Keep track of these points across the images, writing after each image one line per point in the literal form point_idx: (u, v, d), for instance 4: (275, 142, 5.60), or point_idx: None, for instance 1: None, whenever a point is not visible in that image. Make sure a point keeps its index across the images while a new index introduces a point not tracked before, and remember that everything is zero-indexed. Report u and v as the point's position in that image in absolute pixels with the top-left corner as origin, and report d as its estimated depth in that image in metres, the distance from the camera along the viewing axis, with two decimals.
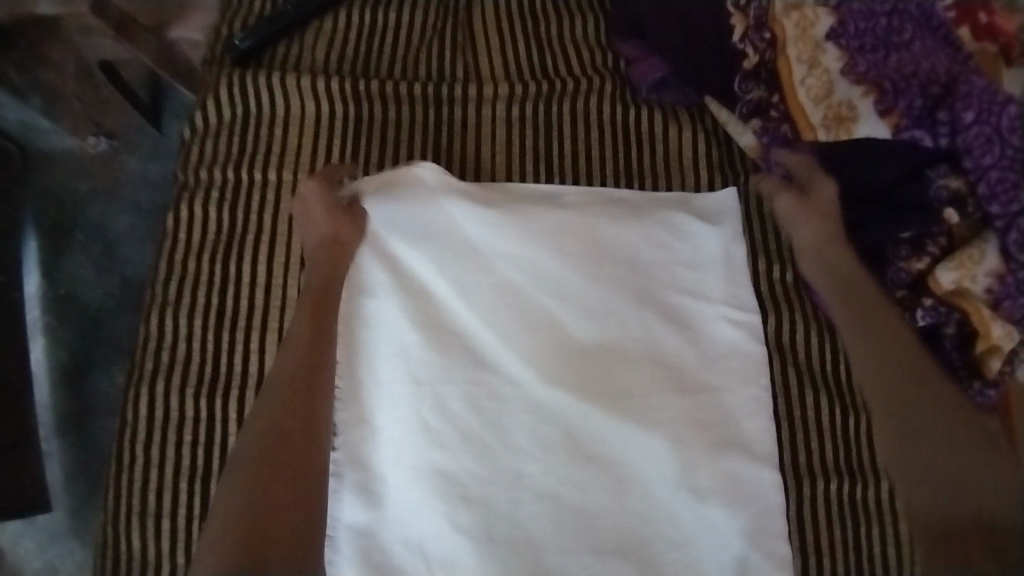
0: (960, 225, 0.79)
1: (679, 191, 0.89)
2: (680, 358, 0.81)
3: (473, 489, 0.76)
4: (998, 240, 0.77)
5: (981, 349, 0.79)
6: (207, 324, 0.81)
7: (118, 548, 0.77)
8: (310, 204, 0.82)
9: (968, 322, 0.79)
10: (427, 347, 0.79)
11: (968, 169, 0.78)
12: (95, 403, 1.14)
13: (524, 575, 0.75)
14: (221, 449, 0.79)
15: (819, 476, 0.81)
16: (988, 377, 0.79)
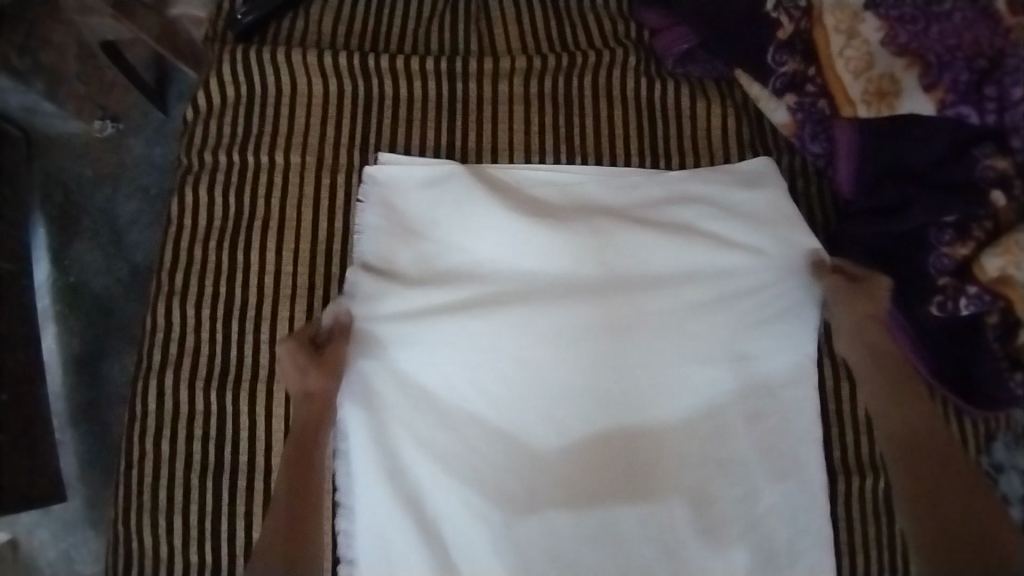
0: (1009, 208, 0.70)
1: (714, 168, 0.84)
2: (717, 346, 0.76)
3: (494, 481, 0.74)
4: None
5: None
6: (216, 313, 0.78)
7: (130, 545, 0.76)
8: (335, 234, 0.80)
9: (1012, 312, 0.72)
10: (442, 342, 0.74)
11: (1016, 149, 0.68)
12: (106, 393, 1.13)
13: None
14: (232, 444, 0.76)
15: (856, 474, 0.79)
16: None
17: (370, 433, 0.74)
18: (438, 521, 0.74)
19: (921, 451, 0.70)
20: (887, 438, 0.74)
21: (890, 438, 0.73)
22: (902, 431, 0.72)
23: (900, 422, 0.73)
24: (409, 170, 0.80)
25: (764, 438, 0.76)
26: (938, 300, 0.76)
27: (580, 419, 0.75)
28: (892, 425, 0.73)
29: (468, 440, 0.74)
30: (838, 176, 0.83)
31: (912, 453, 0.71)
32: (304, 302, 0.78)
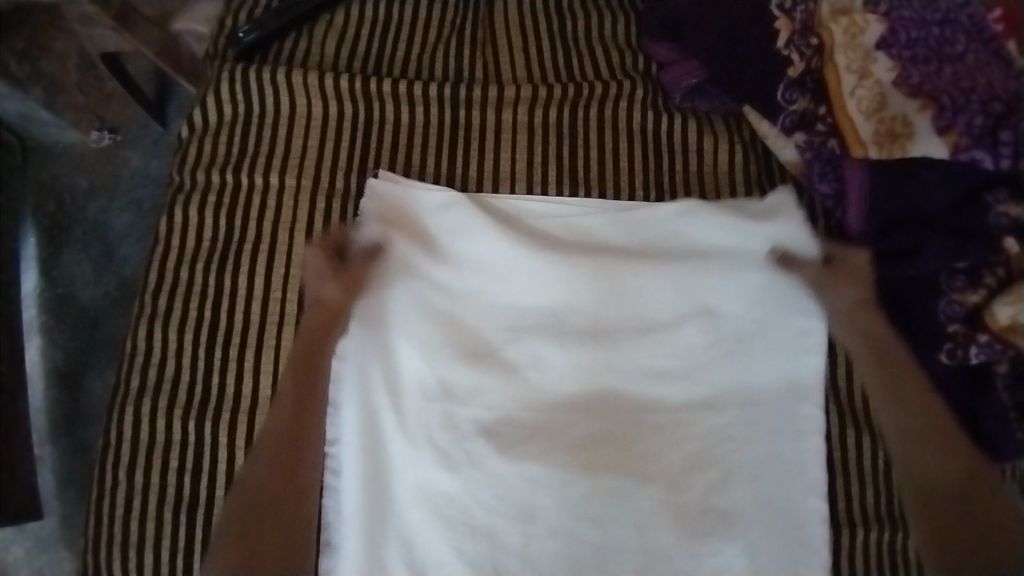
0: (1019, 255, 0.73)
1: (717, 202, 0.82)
2: (715, 390, 0.75)
3: (485, 524, 0.71)
4: None
5: None
6: (199, 338, 0.75)
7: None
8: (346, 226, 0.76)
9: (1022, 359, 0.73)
10: (446, 369, 0.73)
11: None
12: (87, 409, 1.09)
13: None
14: (209, 476, 0.72)
15: (861, 525, 0.76)
16: None
17: (363, 473, 0.72)
18: (425, 564, 0.71)
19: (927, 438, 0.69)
20: (895, 424, 0.71)
21: (900, 426, 0.70)
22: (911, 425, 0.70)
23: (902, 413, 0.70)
24: (409, 195, 0.78)
25: (764, 487, 0.73)
26: (947, 347, 0.74)
27: (575, 461, 0.73)
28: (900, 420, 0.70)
29: (458, 478, 0.71)
30: (848, 219, 0.78)
31: (921, 440, 0.69)
32: (291, 330, 0.75)
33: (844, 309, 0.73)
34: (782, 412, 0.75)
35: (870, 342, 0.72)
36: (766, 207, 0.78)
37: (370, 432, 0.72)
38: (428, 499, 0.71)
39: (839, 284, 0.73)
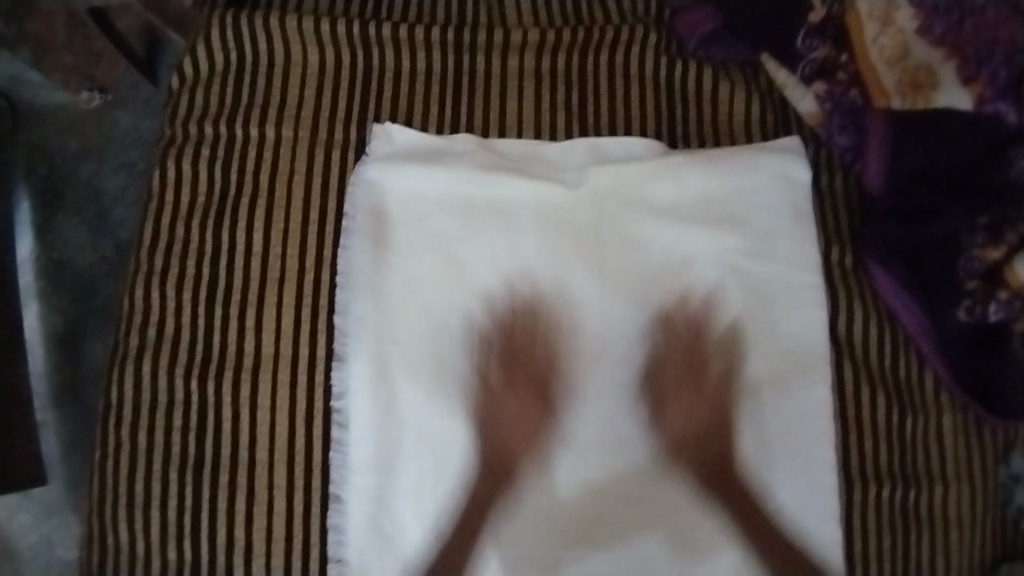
0: None
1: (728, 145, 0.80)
2: (726, 339, 0.74)
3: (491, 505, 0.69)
4: None
5: None
6: (198, 299, 0.71)
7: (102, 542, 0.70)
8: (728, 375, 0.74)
9: None
10: (460, 316, 0.71)
11: None
12: (88, 378, 1.12)
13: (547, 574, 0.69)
14: (214, 438, 0.70)
15: (872, 481, 0.77)
16: None
17: (374, 424, 0.69)
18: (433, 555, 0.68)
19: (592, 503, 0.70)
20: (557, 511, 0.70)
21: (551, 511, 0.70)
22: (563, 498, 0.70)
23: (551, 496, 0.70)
24: (419, 142, 0.75)
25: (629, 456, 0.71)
26: (966, 305, 0.75)
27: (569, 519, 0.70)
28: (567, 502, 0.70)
29: (497, 385, 0.71)
30: (868, 172, 0.77)
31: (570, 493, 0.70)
32: (293, 288, 0.71)
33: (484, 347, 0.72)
34: (786, 379, 0.74)
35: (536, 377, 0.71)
36: (781, 156, 0.77)
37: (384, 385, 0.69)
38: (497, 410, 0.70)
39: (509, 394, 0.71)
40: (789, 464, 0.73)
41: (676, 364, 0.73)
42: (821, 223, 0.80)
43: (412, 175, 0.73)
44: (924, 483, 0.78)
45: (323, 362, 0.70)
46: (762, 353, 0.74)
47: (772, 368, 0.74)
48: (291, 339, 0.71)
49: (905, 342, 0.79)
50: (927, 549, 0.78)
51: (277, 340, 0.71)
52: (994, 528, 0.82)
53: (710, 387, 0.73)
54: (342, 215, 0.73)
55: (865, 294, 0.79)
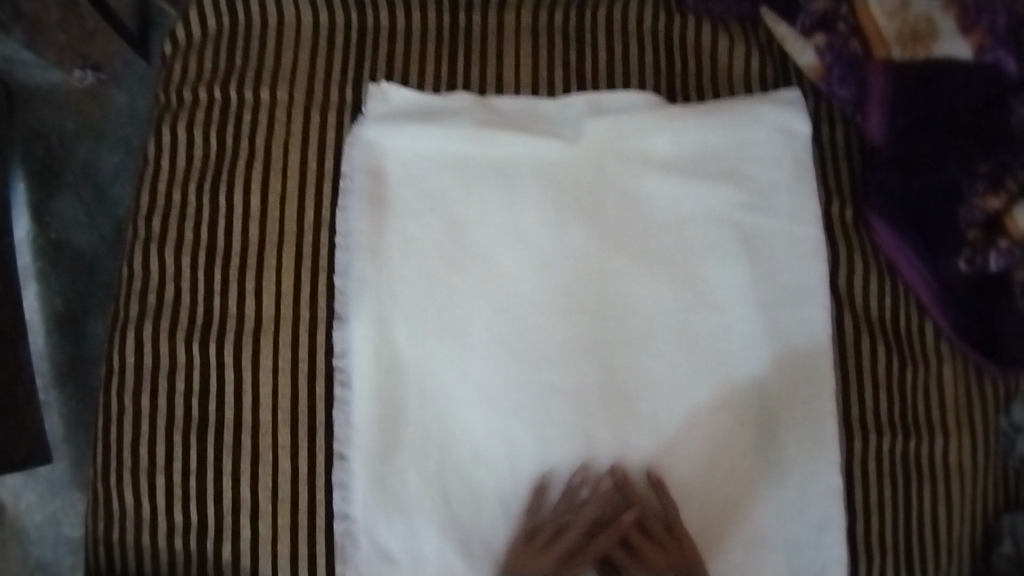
0: None
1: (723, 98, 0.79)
2: (725, 292, 0.75)
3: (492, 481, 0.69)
4: None
5: None
6: (198, 262, 0.71)
7: (100, 511, 0.68)
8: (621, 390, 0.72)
9: None
10: (461, 274, 0.71)
11: None
12: (90, 357, 1.12)
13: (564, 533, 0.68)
14: (215, 401, 0.69)
15: (871, 431, 0.78)
16: None
17: (377, 382, 0.69)
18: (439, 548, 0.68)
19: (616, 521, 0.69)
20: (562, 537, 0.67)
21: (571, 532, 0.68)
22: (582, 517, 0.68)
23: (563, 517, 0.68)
24: (416, 101, 0.74)
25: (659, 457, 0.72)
26: (966, 254, 0.76)
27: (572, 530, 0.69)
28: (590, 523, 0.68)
29: (603, 354, 0.72)
30: (869, 124, 0.78)
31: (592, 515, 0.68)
32: (293, 249, 0.71)
33: (581, 318, 0.73)
34: (783, 331, 0.75)
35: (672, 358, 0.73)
36: (779, 108, 0.76)
37: (388, 344, 0.69)
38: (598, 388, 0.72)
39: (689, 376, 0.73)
40: (789, 415, 0.74)
41: (634, 389, 0.72)
42: (821, 177, 0.80)
43: (410, 134, 0.73)
44: (924, 434, 0.79)
45: (325, 322, 0.70)
46: (762, 305, 0.75)
47: (767, 369, 0.74)
48: (291, 301, 0.70)
49: (905, 294, 0.80)
50: (928, 499, 0.79)
51: (278, 301, 0.70)
52: (994, 479, 0.83)
53: (676, 403, 0.73)
54: (340, 175, 0.73)
55: (866, 248, 0.80)
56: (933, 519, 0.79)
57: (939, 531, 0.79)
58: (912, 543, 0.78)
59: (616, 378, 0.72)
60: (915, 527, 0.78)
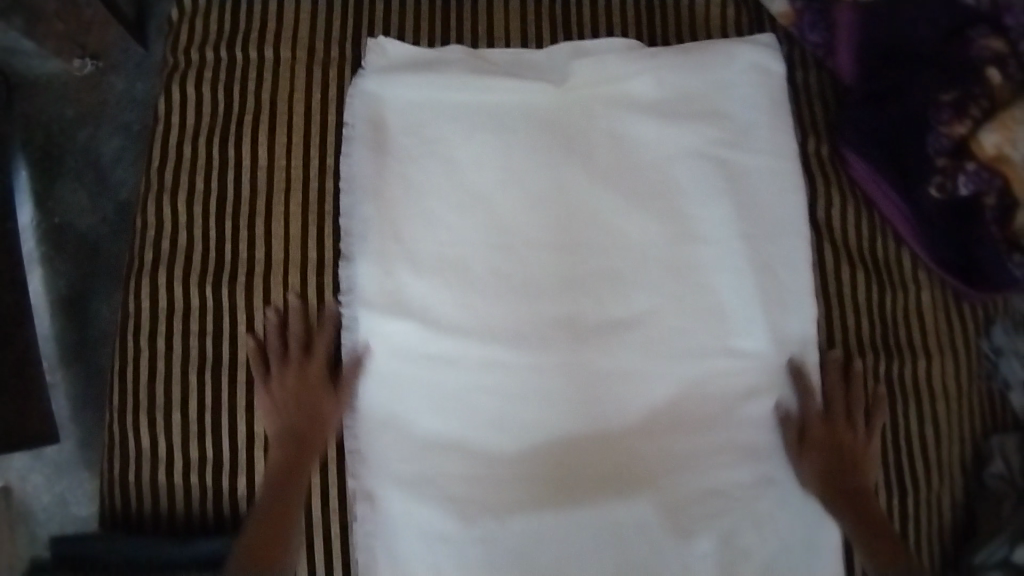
0: (1003, 85, 0.77)
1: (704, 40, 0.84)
2: (708, 223, 0.78)
3: (490, 425, 0.72)
4: None
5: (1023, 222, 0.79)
6: (208, 210, 0.74)
7: (116, 452, 0.70)
8: (625, 343, 0.75)
9: (1009, 191, 0.78)
10: (459, 213, 0.75)
11: (1009, 27, 0.79)
12: (97, 336, 1.12)
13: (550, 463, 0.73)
14: (230, 341, 0.72)
15: (856, 353, 0.81)
16: None
17: (382, 315, 0.72)
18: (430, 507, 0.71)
19: (576, 468, 0.73)
20: (527, 482, 0.72)
21: (536, 474, 0.72)
22: (549, 460, 0.73)
23: (538, 462, 0.73)
24: (413, 53, 0.78)
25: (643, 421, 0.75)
26: (937, 181, 0.78)
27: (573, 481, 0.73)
28: (558, 466, 0.73)
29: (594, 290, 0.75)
30: (839, 63, 0.84)
31: (560, 462, 0.73)
32: (300, 195, 0.75)
33: (575, 254, 0.76)
34: (765, 260, 0.78)
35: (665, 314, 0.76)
36: (756, 50, 0.81)
37: (389, 281, 0.72)
38: (598, 337, 0.74)
39: (685, 337, 0.76)
40: (772, 341, 0.77)
41: (633, 342, 0.75)
42: (797, 115, 0.85)
43: (408, 83, 0.77)
44: (907, 356, 0.82)
45: (331, 263, 0.74)
46: (745, 235, 0.78)
47: (753, 305, 0.77)
48: (300, 244, 0.74)
49: (881, 223, 0.85)
50: (913, 417, 0.82)
51: (286, 244, 0.74)
52: (980, 400, 0.86)
53: (670, 365, 0.75)
54: (341, 125, 0.77)
55: (844, 182, 0.84)
56: (920, 437, 0.82)
57: (925, 446, 0.82)
58: (900, 459, 0.82)
59: (614, 324, 0.75)
60: (902, 444, 0.82)
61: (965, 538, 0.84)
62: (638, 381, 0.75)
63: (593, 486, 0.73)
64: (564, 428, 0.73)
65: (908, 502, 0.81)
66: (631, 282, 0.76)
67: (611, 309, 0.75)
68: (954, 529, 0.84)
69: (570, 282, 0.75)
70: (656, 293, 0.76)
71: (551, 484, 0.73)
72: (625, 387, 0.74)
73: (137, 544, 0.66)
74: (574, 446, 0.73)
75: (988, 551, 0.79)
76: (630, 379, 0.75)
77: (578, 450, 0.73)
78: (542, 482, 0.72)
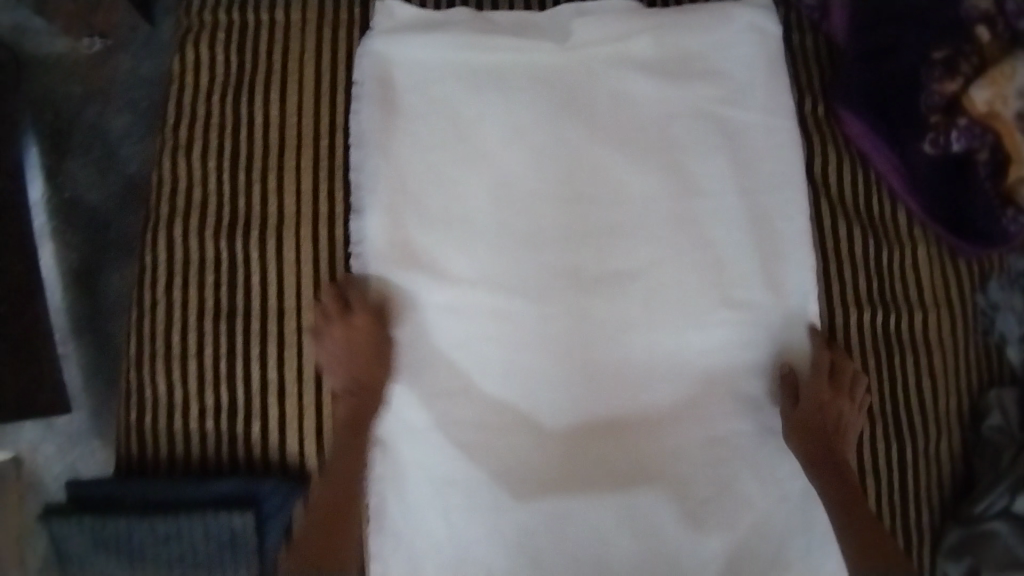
0: (992, 44, 0.82)
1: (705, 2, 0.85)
2: (706, 177, 0.80)
3: (496, 384, 0.74)
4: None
5: (1013, 177, 0.83)
6: (223, 165, 0.76)
7: (130, 399, 0.72)
8: (641, 317, 0.77)
9: (1001, 146, 0.82)
10: (465, 168, 0.77)
11: None
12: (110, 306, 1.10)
13: (555, 418, 0.75)
14: (244, 291, 0.74)
15: (854, 307, 0.83)
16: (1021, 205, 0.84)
17: (392, 265, 0.74)
18: (448, 475, 0.73)
19: (588, 440, 0.75)
20: (542, 454, 0.75)
21: (550, 445, 0.75)
22: (563, 430, 0.75)
23: (552, 433, 0.75)
24: (418, 15, 0.80)
25: (656, 395, 0.76)
26: (930, 137, 0.81)
27: (579, 444, 0.75)
28: (571, 439, 0.75)
29: (597, 242, 0.77)
30: (833, 26, 0.86)
31: (573, 433, 0.75)
32: (311, 152, 0.77)
33: (579, 212, 0.78)
34: (760, 213, 0.80)
35: (676, 279, 0.78)
36: (753, 11, 0.83)
37: (399, 233, 0.74)
38: (619, 304, 0.77)
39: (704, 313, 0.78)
40: (770, 293, 0.79)
41: (640, 301, 0.77)
42: (793, 76, 0.87)
43: (414, 43, 0.79)
44: (903, 309, 0.84)
45: (341, 216, 0.76)
46: (744, 190, 0.80)
47: (753, 256, 0.79)
48: (311, 198, 0.76)
49: (876, 181, 0.86)
50: (912, 370, 0.83)
51: (298, 199, 0.76)
52: (977, 355, 0.87)
53: (685, 340, 0.77)
54: (350, 84, 0.79)
55: (840, 141, 0.86)
56: (919, 390, 0.83)
57: (925, 397, 0.83)
58: (898, 409, 0.83)
59: (632, 292, 0.77)
60: (900, 395, 0.83)
61: (964, 491, 0.84)
62: (654, 353, 0.77)
63: (603, 458, 0.75)
64: (578, 399, 0.75)
65: (907, 452, 0.82)
66: (642, 254, 0.78)
67: (628, 278, 0.77)
68: (954, 482, 0.84)
69: (575, 234, 0.77)
70: (678, 263, 0.78)
71: (562, 455, 0.75)
72: (639, 359, 0.76)
73: (153, 487, 0.67)
74: (587, 415, 0.75)
75: (988, 501, 0.80)
76: (646, 347, 0.77)
77: (591, 420, 0.75)
78: (556, 451, 0.75)
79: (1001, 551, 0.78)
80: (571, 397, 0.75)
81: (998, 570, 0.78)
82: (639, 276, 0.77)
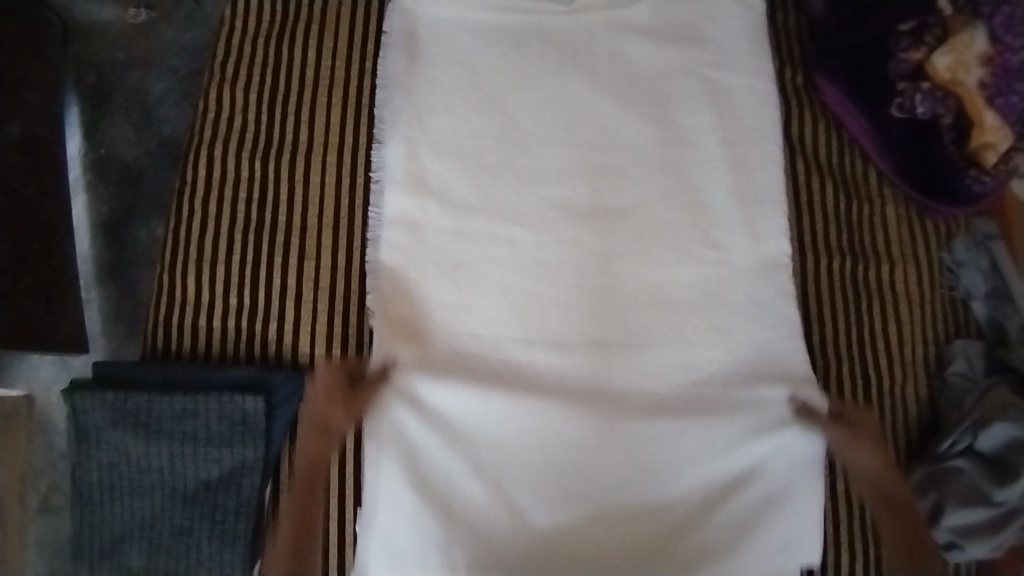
0: (954, 16, 0.88)
1: None
2: (691, 127, 0.87)
3: (494, 313, 0.79)
4: (984, 27, 0.87)
5: (976, 144, 0.89)
6: (262, 98, 0.85)
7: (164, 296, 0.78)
8: (643, 280, 0.82)
9: (964, 112, 0.88)
10: (475, 109, 0.84)
11: None
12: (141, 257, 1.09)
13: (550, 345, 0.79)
14: (273, 209, 0.81)
15: (824, 255, 0.89)
16: (985, 167, 0.89)
17: (405, 190, 0.80)
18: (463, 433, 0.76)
19: (600, 404, 0.78)
20: (557, 419, 0.77)
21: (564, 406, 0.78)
22: (575, 391, 0.79)
23: (564, 393, 0.78)
24: None
25: (667, 372, 0.80)
26: (897, 102, 0.89)
27: (585, 407, 0.78)
28: (584, 402, 0.78)
29: (594, 182, 0.84)
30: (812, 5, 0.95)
31: (584, 396, 0.78)
32: (342, 90, 0.85)
33: (580, 154, 0.85)
34: (744, 162, 0.87)
35: (675, 245, 0.84)
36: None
37: (409, 163, 0.81)
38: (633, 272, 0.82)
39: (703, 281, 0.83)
40: (750, 235, 0.85)
41: (633, 250, 0.83)
42: (776, 48, 0.96)
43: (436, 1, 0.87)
44: (874, 260, 0.90)
45: (363, 147, 0.83)
46: (727, 142, 0.87)
47: (733, 201, 0.85)
48: (339, 131, 0.84)
49: (850, 143, 0.94)
50: (879, 315, 0.89)
51: (327, 131, 0.84)
52: (943, 306, 0.92)
53: (689, 308, 0.82)
54: (380, 34, 0.87)
55: (816, 106, 0.94)
56: (891, 336, 0.88)
57: (892, 343, 0.88)
58: (868, 353, 0.87)
59: (645, 272, 0.82)
60: (869, 340, 0.88)
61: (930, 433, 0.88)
62: (665, 331, 0.81)
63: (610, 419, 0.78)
64: (591, 362, 0.79)
65: (875, 395, 0.86)
66: (645, 220, 0.84)
67: (641, 251, 0.83)
68: (920, 424, 0.88)
69: (572, 173, 0.84)
70: (683, 231, 0.84)
71: (574, 415, 0.78)
72: (654, 334, 0.81)
73: (176, 370, 0.73)
74: (597, 379, 0.79)
75: (952, 439, 0.83)
76: (653, 314, 0.82)
77: (600, 382, 0.79)
78: (570, 412, 0.78)
79: (966, 484, 0.82)
80: (586, 361, 0.79)
81: (964, 504, 0.81)
82: (652, 247, 0.83)
